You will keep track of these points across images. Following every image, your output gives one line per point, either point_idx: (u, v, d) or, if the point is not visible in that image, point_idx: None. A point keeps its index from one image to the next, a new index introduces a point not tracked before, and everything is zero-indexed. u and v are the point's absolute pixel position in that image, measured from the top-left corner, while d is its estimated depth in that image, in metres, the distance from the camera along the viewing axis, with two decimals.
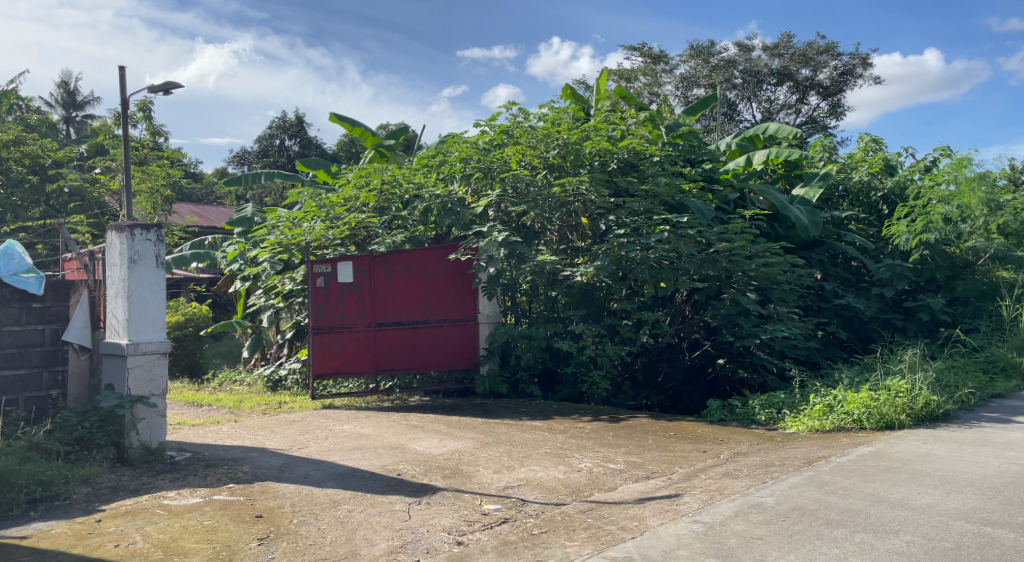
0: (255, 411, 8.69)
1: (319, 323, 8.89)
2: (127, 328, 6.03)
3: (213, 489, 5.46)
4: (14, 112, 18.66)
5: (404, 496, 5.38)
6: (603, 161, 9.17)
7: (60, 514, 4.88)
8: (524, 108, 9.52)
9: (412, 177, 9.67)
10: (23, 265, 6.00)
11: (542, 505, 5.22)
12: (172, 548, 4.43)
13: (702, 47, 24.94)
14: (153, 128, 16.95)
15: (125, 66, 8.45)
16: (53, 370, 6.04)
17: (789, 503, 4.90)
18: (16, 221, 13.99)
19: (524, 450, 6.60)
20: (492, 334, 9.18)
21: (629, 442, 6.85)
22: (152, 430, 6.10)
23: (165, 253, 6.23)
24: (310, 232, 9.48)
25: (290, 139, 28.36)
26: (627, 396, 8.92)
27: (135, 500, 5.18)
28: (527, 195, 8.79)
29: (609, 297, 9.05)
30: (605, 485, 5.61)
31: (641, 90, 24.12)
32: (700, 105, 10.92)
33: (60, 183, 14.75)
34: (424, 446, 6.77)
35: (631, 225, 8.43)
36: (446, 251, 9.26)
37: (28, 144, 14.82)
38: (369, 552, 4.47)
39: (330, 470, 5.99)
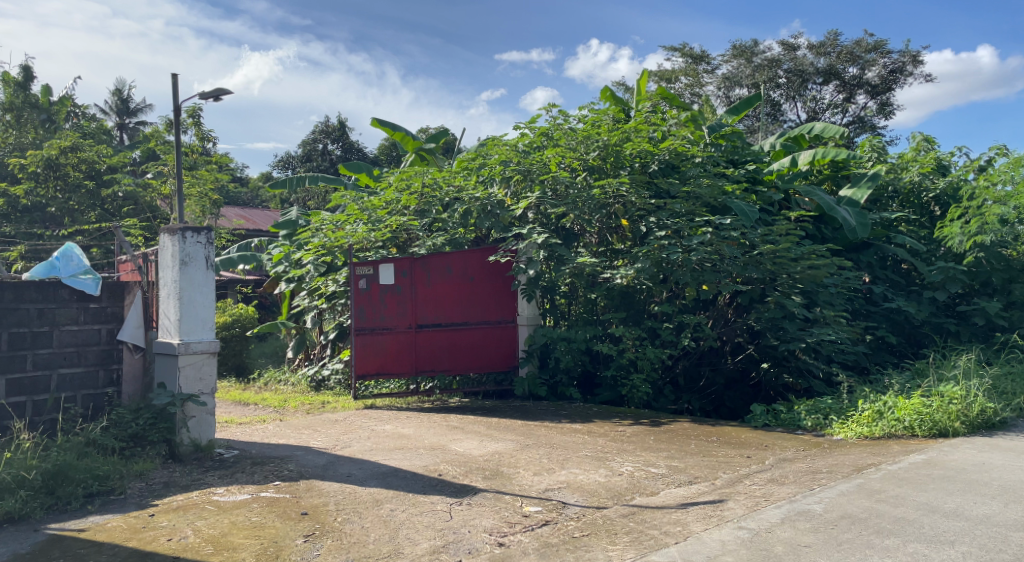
0: (299, 410, 8.84)
1: (362, 324, 9.01)
2: (178, 327, 6.19)
3: (261, 486, 5.58)
4: (72, 118, 19.34)
5: (446, 497, 5.43)
6: (644, 163, 9.16)
7: (115, 508, 5.04)
8: (563, 110, 9.53)
9: (452, 180, 9.77)
10: (82, 268, 6.27)
11: (583, 509, 5.21)
12: (221, 543, 4.54)
13: (746, 47, 24.63)
14: (202, 133, 17.38)
15: (177, 74, 8.68)
16: (109, 368, 6.24)
17: (838, 510, 4.81)
18: (73, 226, 14.51)
19: (565, 453, 6.59)
20: (531, 336, 9.22)
21: (670, 447, 6.79)
22: (201, 428, 6.24)
23: (214, 255, 6.39)
24: (352, 235, 9.62)
25: (333, 143, 28.80)
26: (669, 400, 8.88)
27: (186, 496, 5.32)
28: (567, 197, 8.79)
29: (649, 299, 9.01)
30: (647, 489, 5.58)
31: (682, 90, 23.90)
32: (744, 105, 10.74)
33: (115, 188, 15.18)
34: (464, 448, 6.81)
35: (672, 227, 8.39)
36: (486, 253, 9.30)
37: (84, 150, 15.16)
38: (412, 552, 4.52)
39: (373, 470, 6.06)
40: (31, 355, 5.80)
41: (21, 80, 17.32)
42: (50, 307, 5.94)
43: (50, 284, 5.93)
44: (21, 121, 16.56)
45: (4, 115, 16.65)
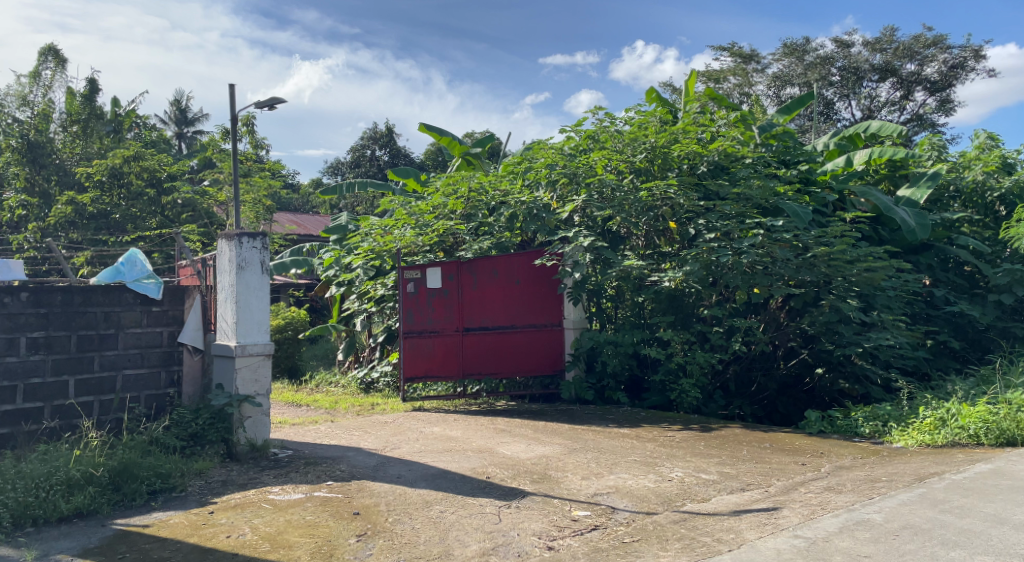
0: (349, 412, 8.98)
1: (409, 328, 9.08)
2: (235, 330, 6.35)
3: (314, 486, 5.69)
4: (134, 128, 20.03)
5: (495, 499, 5.45)
6: (693, 165, 9.07)
7: (177, 505, 5.20)
8: (610, 113, 9.48)
9: (497, 185, 9.82)
10: (145, 272, 6.55)
11: (633, 514, 5.18)
12: (278, 541, 4.64)
13: (797, 45, 24.19)
14: (256, 141, 17.82)
15: (234, 84, 8.95)
16: (170, 370, 6.43)
17: (899, 520, 4.68)
18: (136, 232, 15.04)
19: (613, 458, 6.57)
20: (577, 339, 9.21)
21: (722, 453, 6.70)
22: (257, 429, 6.39)
23: (270, 260, 6.54)
24: (400, 239, 9.69)
25: (381, 149, 29.18)
26: (718, 405, 8.70)
27: (243, 494, 5.46)
28: (613, 200, 8.80)
29: (698, 302, 8.86)
30: (698, 496, 5.51)
31: (731, 91, 23.57)
32: (796, 103, 10.47)
33: (174, 195, 15.69)
34: (512, 451, 6.84)
35: (721, 229, 8.30)
36: (532, 257, 9.34)
37: (146, 159, 15.74)
38: (463, 553, 4.55)
39: (422, 472, 6.13)
40: (98, 357, 6.03)
41: (87, 92, 18.00)
42: (116, 311, 6.16)
43: (116, 288, 6.16)
44: (86, 132, 17.21)
45: (71, 126, 17.32)
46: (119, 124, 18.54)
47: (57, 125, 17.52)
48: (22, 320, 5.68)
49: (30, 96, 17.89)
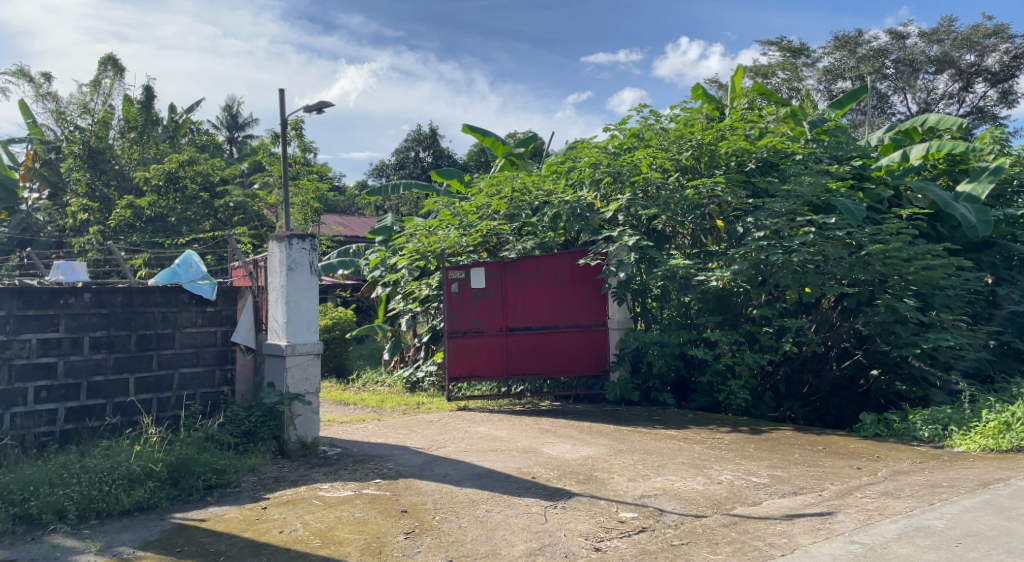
0: (395, 411, 9.07)
1: (454, 328, 9.14)
2: (285, 329, 6.46)
3: (363, 483, 5.76)
4: (188, 133, 20.59)
5: (541, 499, 5.44)
6: (740, 162, 8.93)
7: (232, 500, 5.32)
8: (655, 110, 9.38)
9: (541, 184, 9.88)
10: (200, 273, 6.69)
11: (681, 516, 5.11)
12: (328, 537, 4.71)
13: (849, 37, 23.69)
14: (304, 144, 18.12)
15: (283, 90, 9.10)
16: (224, 368, 6.59)
17: (961, 527, 4.53)
18: (190, 235, 15.45)
19: (660, 459, 6.50)
20: (622, 339, 9.10)
21: (773, 456, 6.57)
22: (307, 426, 6.50)
23: (318, 261, 6.64)
24: (445, 240, 9.80)
25: (425, 150, 29.42)
26: (769, 406, 8.54)
27: (295, 490, 5.55)
28: (658, 198, 8.69)
29: (747, 302, 8.71)
30: (748, 499, 5.42)
31: (779, 87, 23.10)
32: (849, 98, 10.24)
33: (226, 199, 16.06)
34: (557, 451, 6.82)
35: (771, 227, 8.13)
36: (576, 256, 9.30)
37: (200, 163, 16.15)
38: (510, 552, 4.56)
39: (468, 471, 6.15)
40: (156, 356, 6.21)
41: (144, 99, 18.56)
42: (172, 311, 6.32)
43: (172, 289, 6.31)
44: (143, 138, 17.76)
45: (129, 133, 17.88)
46: (174, 130, 19.08)
47: (116, 132, 18.11)
48: (85, 320, 5.90)
49: (91, 104, 18.54)
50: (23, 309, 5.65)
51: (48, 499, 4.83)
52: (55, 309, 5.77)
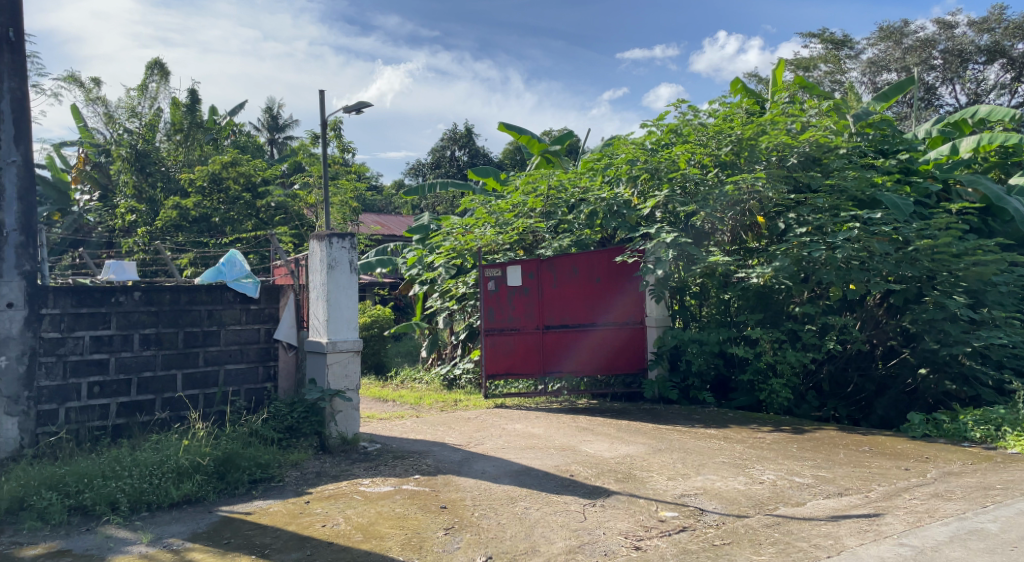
0: (433, 408, 9.13)
1: (490, 325, 9.12)
2: (327, 327, 6.55)
3: (402, 479, 5.81)
4: (230, 135, 20.97)
5: (580, 497, 5.42)
6: (782, 157, 8.67)
7: (276, 494, 5.41)
8: (693, 106, 9.27)
9: (577, 181, 9.84)
10: (244, 272, 6.81)
11: (722, 516, 5.05)
12: (370, 532, 4.76)
13: (895, 27, 23.27)
14: (343, 145, 18.34)
15: (322, 91, 9.19)
16: (267, 365, 6.70)
17: (1016, 531, 4.43)
18: (233, 234, 15.74)
19: (700, 459, 6.43)
20: (661, 338, 9.02)
21: (817, 456, 6.45)
22: (347, 423, 6.57)
23: (357, 260, 6.67)
24: (481, 237, 9.84)
25: (460, 149, 29.53)
26: (811, 406, 8.40)
27: (336, 485, 5.62)
28: (697, 194, 8.60)
29: (788, 299, 8.54)
30: (792, 500, 5.33)
31: (821, 79, 22.60)
32: (894, 89, 9.99)
33: (268, 199, 16.34)
34: (595, 449, 6.79)
35: (813, 223, 7.98)
36: (613, 254, 9.25)
37: (242, 164, 16.46)
38: (549, 550, 4.55)
39: (506, 468, 6.16)
40: (203, 353, 6.34)
41: (189, 102, 18.98)
42: (217, 309, 6.44)
43: (217, 287, 6.44)
44: (188, 140, 18.17)
45: (175, 135, 18.29)
46: (218, 132, 19.46)
47: (163, 135, 18.55)
48: (135, 318, 6.04)
49: (139, 108, 18.99)
50: (76, 307, 5.82)
51: (101, 491, 4.96)
52: (106, 307, 5.92)
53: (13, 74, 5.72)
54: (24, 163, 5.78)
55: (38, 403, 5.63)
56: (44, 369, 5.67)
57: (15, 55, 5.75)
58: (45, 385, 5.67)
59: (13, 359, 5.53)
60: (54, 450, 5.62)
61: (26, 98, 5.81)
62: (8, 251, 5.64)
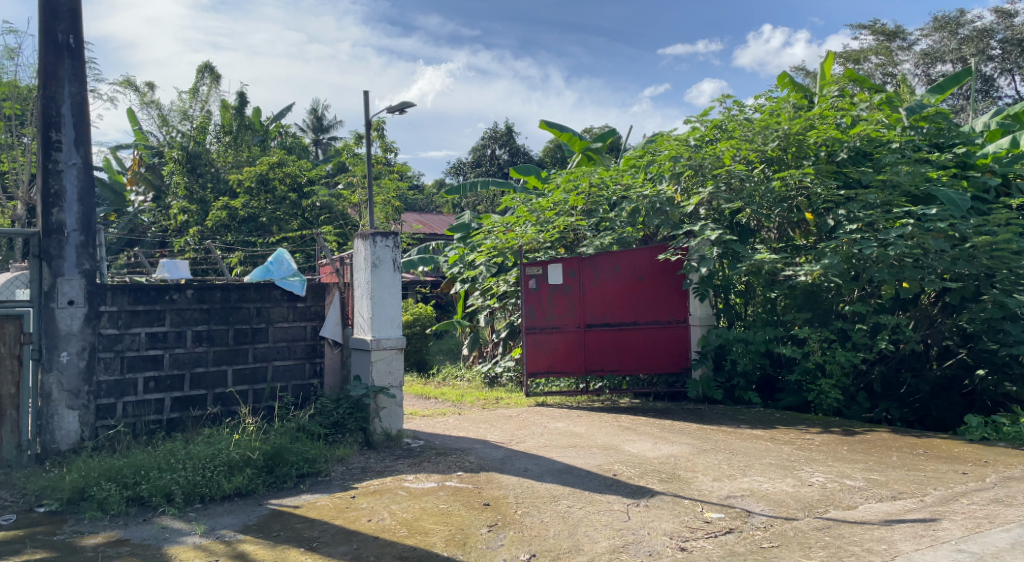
0: (474, 405, 9.15)
1: (532, 324, 9.10)
2: (371, 325, 6.59)
3: (446, 476, 5.83)
4: (277, 136, 21.35)
5: (623, 497, 5.37)
6: (831, 152, 8.54)
7: (322, 488, 5.48)
8: (738, 101, 9.12)
9: (619, 179, 9.76)
10: (290, 271, 6.87)
11: (770, 518, 4.96)
12: (414, 527, 4.79)
13: (950, 18, 22.58)
14: (385, 145, 18.51)
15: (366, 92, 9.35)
16: (313, 362, 6.80)
17: None
18: (279, 234, 16.03)
19: (746, 460, 6.32)
20: (705, 337, 8.93)
21: (868, 458, 6.29)
22: (391, 419, 6.64)
23: (401, 258, 6.71)
24: (522, 236, 9.84)
25: (500, 148, 29.56)
26: (862, 407, 8.18)
27: (381, 481, 5.67)
28: (742, 191, 8.52)
29: (838, 298, 8.32)
30: (843, 503, 5.20)
31: (872, 72, 22.01)
32: (949, 81, 9.69)
33: (313, 199, 16.60)
34: (639, 449, 6.72)
35: (864, 219, 7.78)
36: (656, 251, 9.14)
37: (288, 165, 16.76)
38: (592, 549, 4.52)
39: (548, 466, 6.14)
40: (252, 349, 6.46)
41: (238, 105, 19.39)
42: (266, 306, 6.56)
43: (265, 285, 6.55)
44: (237, 142, 18.56)
45: (224, 137, 18.70)
46: (265, 134, 19.82)
47: (212, 137, 19.01)
48: (188, 315, 6.17)
49: (190, 111, 19.47)
50: (133, 305, 5.98)
51: (157, 483, 5.09)
52: (161, 305, 6.06)
53: (73, 79, 5.91)
54: (84, 166, 5.96)
55: (97, 397, 5.80)
56: (102, 364, 5.84)
57: (75, 60, 5.93)
58: (104, 379, 5.84)
59: (73, 355, 5.74)
60: (112, 443, 5.80)
61: (85, 102, 6.00)
62: (68, 251, 5.83)
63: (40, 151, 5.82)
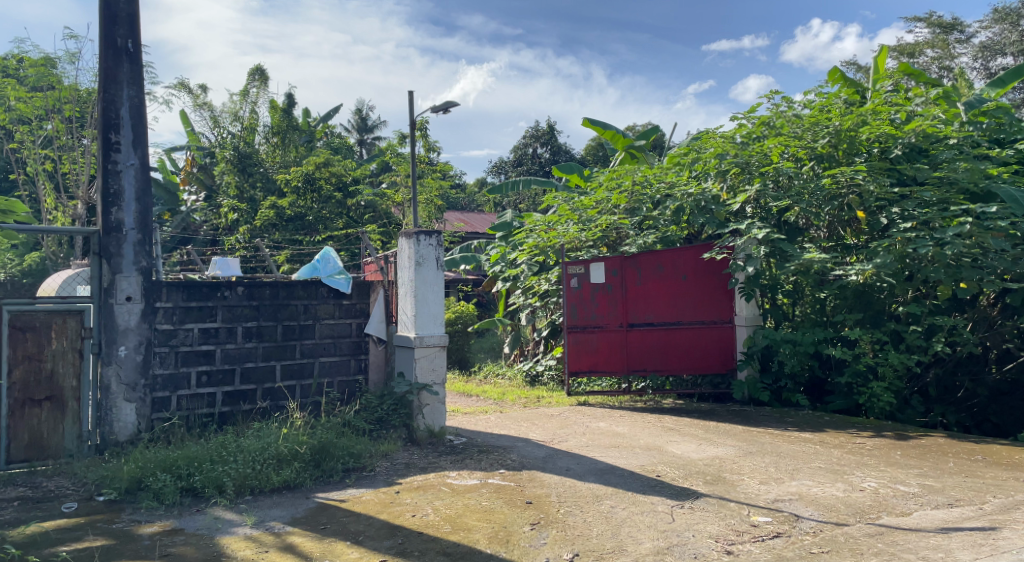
0: (516, 404, 9.15)
1: (573, 323, 9.10)
2: (414, 322, 6.63)
3: (488, 473, 5.84)
4: (323, 137, 21.68)
5: (667, 498, 5.31)
6: (884, 148, 8.32)
7: (367, 483, 5.54)
8: (787, 97, 8.93)
9: (663, 177, 9.68)
10: (336, 269, 6.98)
11: (820, 524, 4.84)
12: (458, 523, 4.81)
13: (1011, 9, 21.80)
14: (429, 144, 18.63)
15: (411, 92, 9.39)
16: (358, 358, 6.88)
17: None
18: (326, 232, 16.27)
19: (793, 463, 6.19)
20: (751, 337, 8.72)
21: (923, 464, 6.10)
22: (435, 415, 6.64)
23: (444, 257, 6.75)
24: (564, 235, 9.81)
25: (543, 147, 29.52)
26: (917, 411, 7.95)
27: (425, 477, 5.71)
28: (791, 189, 8.33)
29: (891, 299, 8.10)
30: (896, 509, 5.06)
31: (928, 65, 21.34)
32: (1011, 75, 9.33)
33: (358, 198, 16.79)
34: (683, 450, 6.64)
35: (919, 218, 7.56)
36: (700, 251, 9.01)
37: (334, 165, 16.97)
38: (636, 550, 4.48)
39: (590, 466, 6.10)
40: (299, 345, 6.56)
41: (285, 106, 19.73)
42: (312, 304, 6.65)
43: (312, 283, 6.65)
44: (285, 142, 18.88)
45: (272, 138, 19.05)
46: (312, 134, 20.12)
47: (261, 138, 19.37)
48: (238, 311, 6.30)
49: (241, 112, 19.86)
50: (187, 301, 6.12)
51: (209, 475, 5.21)
52: (212, 302, 6.20)
53: (132, 83, 6.08)
54: (141, 166, 6.13)
55: (153, 391, 5.96)
56: (158, 359, 5.99)
57: (133, 64, 6.10)
58: (160, 373, 5.99)
59: (131, 349, 5.89)
60: (167, 435, 5.94)
61: (143, 105, 6.17)
62: (127, 248, 5.99)
63: (100, 152, 5.99)
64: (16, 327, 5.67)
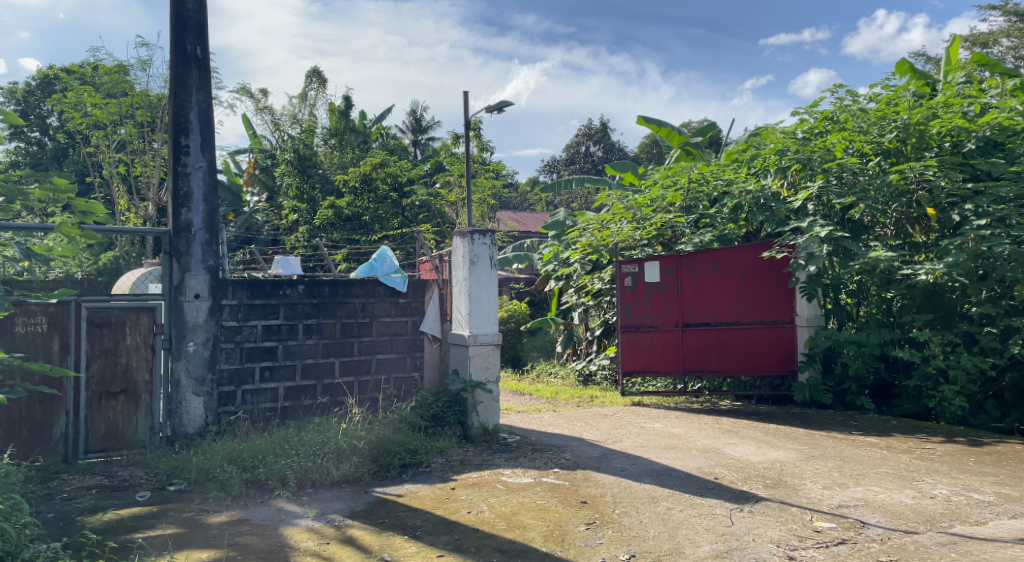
0: (570, 403, 9.12)
1: (627, 322, 9.07)
2: (468, 320, 6.65)
3: (543, 472, 5.83)
4: (379, 138, 22.00)
5: (725, 501, 5.21)
6: (957, 143, 7.98)
7: (424, 479, 5.58)
8: (851, 91, 8.67)
9: (720, 173, 9.55)
10: (393, 266, 6.95)
11: (887, 530, 4.68)
12: (513, 521, 4.81)
13: None
14: (482, 144, 18.72)
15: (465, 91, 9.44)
16: (413, 356, 6.96)
17: None
18: (382, 231, 16.50)
19: (858, 468, 6.00)
20: (813, 338, 8.47)
21: (999, 471, 5.84)
22: (488, 413, 6.69)
23: (498, 256, 6.76)
24: (618, 233, 9.77)
25: (595, 145, 29.35)
26: (991, 416, 7.60)
27: (479, 474, 5.73)
28: (856, 185, 8.05)
29: (964, 299, 7.73)
30: (970, 517, 4.85)
31: (1001, 56, 20.43)
32: None
33: (413, 198, 16.97)
34: (741, 453, 6.51)
35: (995, 215, 7.27)
36: (759, 249, 8.77)
37: (390, 165, 17.19)
38: (695, 553, 4.41)
39: (646, 466, 6.03)
40: (357, 342, 6.67)
41: (343, 108, 20.09)
42: (370, 303, 6.76)
43: (370, 281, 6.75)
44: (342, 143, 19.23)
45: (329, 140, 19.42)
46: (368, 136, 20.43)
47: (319, 139, 19.78)
48: (299, 309, 6.43)
49: (300, 115, 20.34)
50: (251, 298, 6.27)
51: (273, 467, 5.35)
52: (275, 299, 6.34)
53: (200, 87, 6.25)
54: (209, 168, 6.31)
55: (220, 385, 6.13)
56: (224, 354, 6.16)
57: (202, 70, 6.28)
58: (226, 367, 6.16)
59: (199, 345, 6.07)
60: (233, 427, 6.11)
61: (210, 109, 6.34)
62: (195, 248, 6.16)
63: (171, 155, 6.19)
64: (94, 324, 5.91)
